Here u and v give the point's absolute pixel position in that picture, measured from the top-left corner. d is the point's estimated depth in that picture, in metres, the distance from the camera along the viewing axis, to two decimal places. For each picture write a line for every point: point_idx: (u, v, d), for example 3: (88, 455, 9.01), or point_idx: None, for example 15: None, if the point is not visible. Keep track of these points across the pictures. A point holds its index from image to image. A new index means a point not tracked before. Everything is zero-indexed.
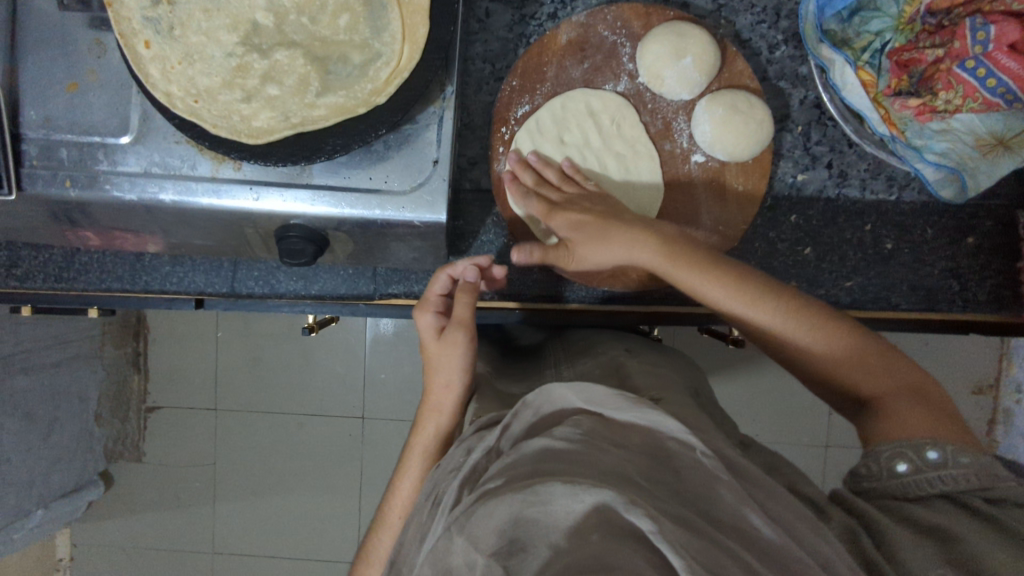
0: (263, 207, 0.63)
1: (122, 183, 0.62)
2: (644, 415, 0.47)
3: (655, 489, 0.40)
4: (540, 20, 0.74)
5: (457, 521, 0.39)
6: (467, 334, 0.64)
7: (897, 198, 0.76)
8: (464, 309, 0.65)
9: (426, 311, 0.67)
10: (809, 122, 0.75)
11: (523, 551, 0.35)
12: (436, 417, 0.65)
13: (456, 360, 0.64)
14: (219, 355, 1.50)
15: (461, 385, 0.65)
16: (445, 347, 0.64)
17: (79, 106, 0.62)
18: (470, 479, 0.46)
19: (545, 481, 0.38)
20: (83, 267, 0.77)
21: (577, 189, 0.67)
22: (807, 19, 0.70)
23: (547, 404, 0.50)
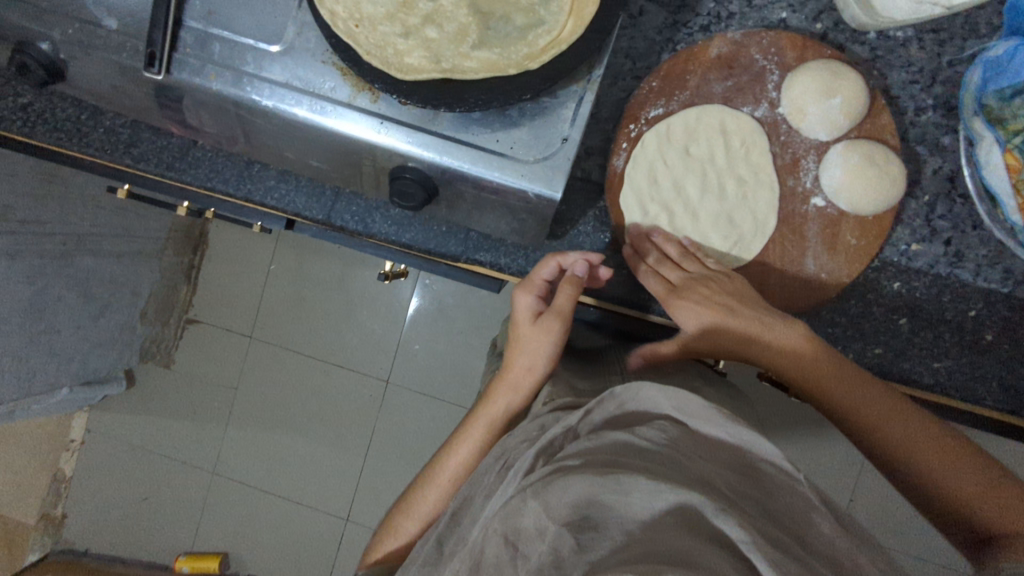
0: (389, 142, 0.63)
1: (263, 89, 0.63)
2: (740, 434, 0.43)
3: (744, 506, 0.38)
4: (692, 30, 0.74)
5: (533, 487, 0.39)
6: (563, 326, 0.63)
7: (1011, 292, 0.72)
8: (566, 299, 0.64)
9: (528, 291, 0.66)
10: (937, 195, 0.73)
11: (595, 530, 0.36)
12: (510, 396, 0.63)
13: (545, 349, 0.63)
14: (270, 285, 1.53)
15: (543, 374, 0.63)
16: (537, 333, 0.63)
17: (241, 6, 0.63)
18: (546, 452, 0.44)
19: (626, 472, 0.37)
20: (194, 161, 0.78)
21: (698, 265, 0.69)
22: (967, 89, 0.69)
23: (634, 400, 0.47)
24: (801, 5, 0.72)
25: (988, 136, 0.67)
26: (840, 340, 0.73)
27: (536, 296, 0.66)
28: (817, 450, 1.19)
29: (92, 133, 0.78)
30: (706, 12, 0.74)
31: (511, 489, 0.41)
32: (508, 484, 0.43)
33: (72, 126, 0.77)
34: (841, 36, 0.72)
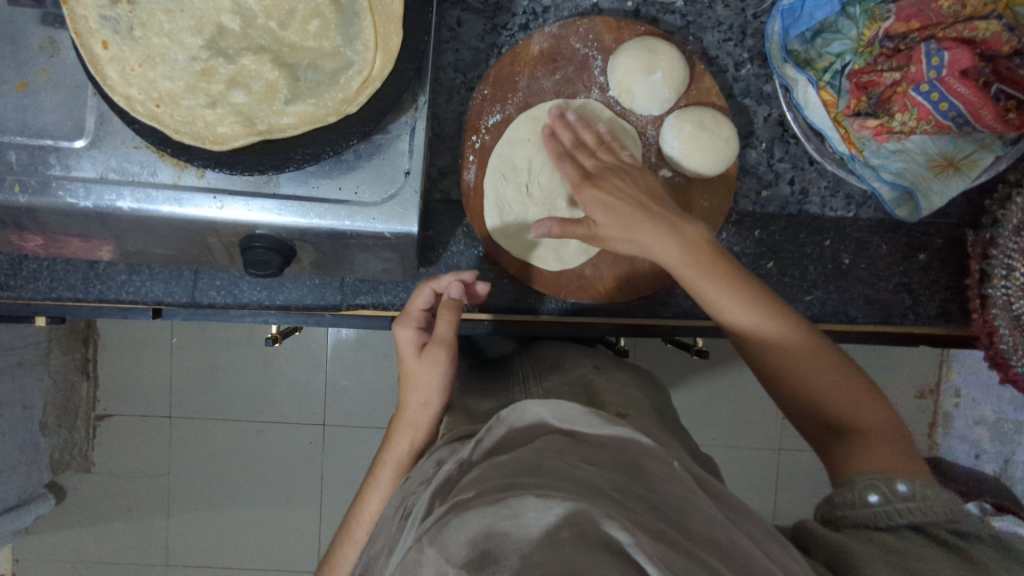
0: (228, 216, 0.61)
1: (77, 189, 0.59)
2: (617, 431, 0.47)
3: (629, 502, 0.41)
4: (513, 31, 0.74)
5: (429, 533, 0.38)
6: (449, 354, 0.65)
7: (855, 215, 0.78)
8: (448, 326, 0.65)
9: (407, 325, 0.67)
10: (772, 139, 0.77)
11: (496, 562, 0.34)
12: (412, 434, 0.64)
13: (434, 382, 0.64)
14: (174, 361, 1.46)
15: (438, 406, 0.65)
16: (425, 367, 0.64)
17: (30, 107, 0.59)
18: (441, 491, 0.45)
19: (517, 494, 0.38)
20: (31, 275, 0.73)
21: (611, 155, 0.66)
22: (772, 39, 0.73)
23: (520, 420, 0.50)
24: None
25: (799, 78, 0.72)
26: None
27: (416, 327, 0.67)
28: (739, 385, 1.25)
29: None
30: (522, 11, 0.74)
31: (412, 540, 0.41)
32: (411, 532, 0.43)
33: None
34: (652, 9, 0.75)
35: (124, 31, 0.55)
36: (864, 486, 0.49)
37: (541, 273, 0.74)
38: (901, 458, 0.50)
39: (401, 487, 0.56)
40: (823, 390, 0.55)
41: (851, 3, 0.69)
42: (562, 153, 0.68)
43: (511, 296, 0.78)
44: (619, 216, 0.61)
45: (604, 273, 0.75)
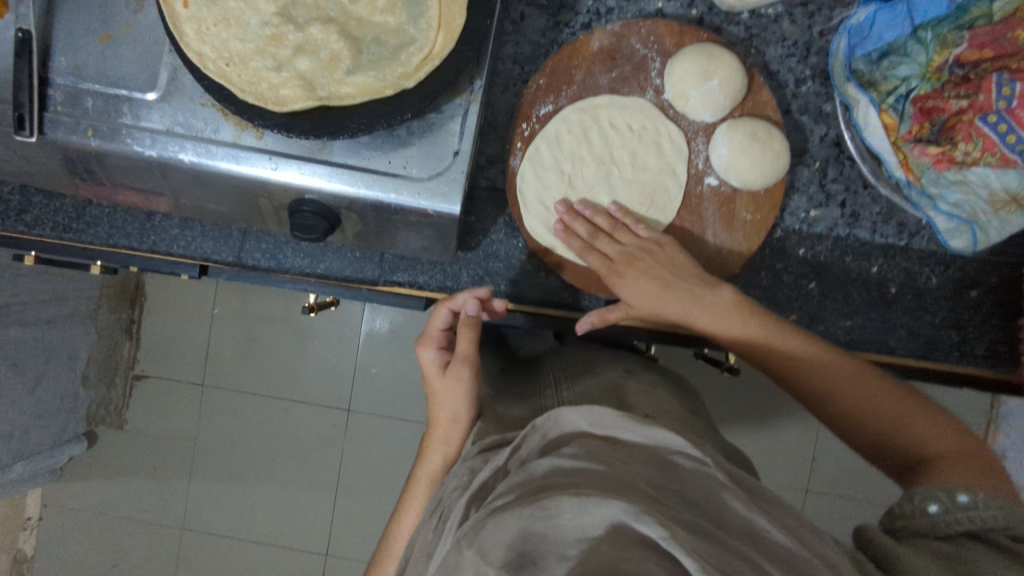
0: (280, 177, 0.63)
1: (144, 138, 0.62)
2: (650, 434, 0.46)
3: (667, 501, 0.40)
4: (575, 28, 0.75)
5: (468, 534, 0.40)
6: (471, 371, 0.65)
7: (906, 244, 0.75)
8: (467, 345, 0.65)
9: (428, 346, 0.68)
10: (826, 160, 0.75)
11: (535, 563, 0.35)
12: (444, 450, 0.64)
13: (460, 398, 0.64)
14: (213, 330, 1.50)
15: (468, 419, 0.65)
16: (449, 383, 0.65)
17: (110, 57, 0.62)
18: (477, 497, 0.46)
19: (552, 495, 0.38)
20: (92, 220, 0.76)
21: (630, 236, 0.69)
22: (838, 56, 0.72)
23: (554, 427, 0.49)
24: None
25: (862, 98, 0.71)
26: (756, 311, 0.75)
27: (436, 348, 0.67)
28: (770, 417, 1.22)
29: None
30: (585, 10, 0.75)
31: (453, 539, 0.41)
32: (451, 532, 0.44)
33: None
34: (716, 18, 0.74)
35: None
36: (923, 496, 0.49)
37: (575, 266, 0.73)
38: (973, 474, 0.50)
39: (440, 486, 0.56)
40: (885, 427, 0.58)
41: (925, 27, 0.66)
42: (579, 243, 0.70)
43: (542, 290, 0.76)
44: (663, 276, 0.66)
45: None
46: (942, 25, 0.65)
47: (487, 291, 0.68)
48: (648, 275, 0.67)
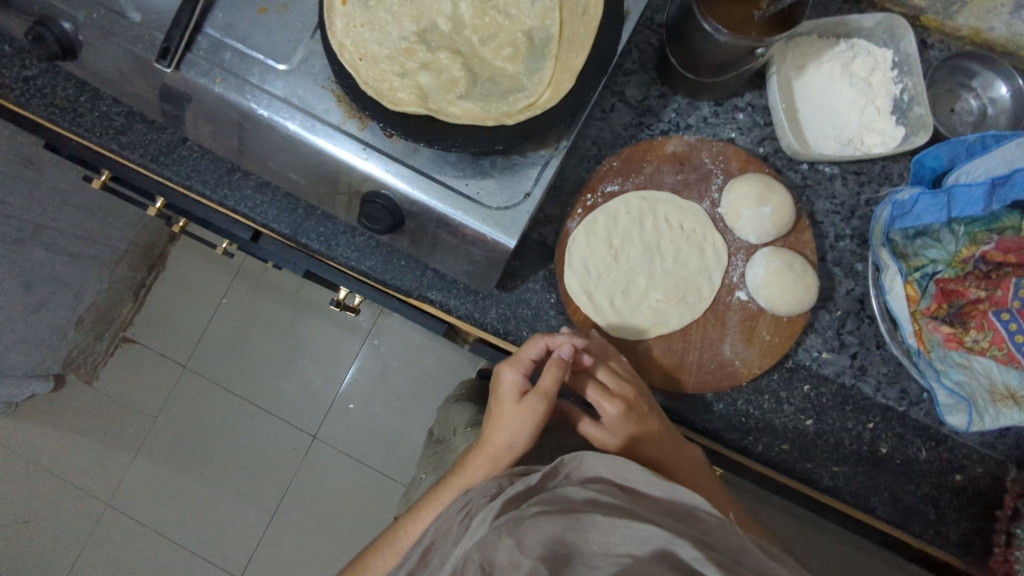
0: (366, 167, 0.69)
1: (263, 98, 0.69)
2: (669, 490, 0.49)
3: (694, 542, 0.45)
4: (654, 132, 0.84)
5: (508, 524, 0.47)
6: (547, 408, 0.66)
7: (905, 411, 0.78)
8: (552, 384, 0.66)
9: (514, 369, 0.68)
10: (847, 311, 0.80)
11: (565, 564, 0.43)
12: (487, 469, 0.66)
13: (525, 429, 0.65)
14: None
15: (522, 450, 0.66)
16: (521, 413, 0.66)
17: (258, 25, 0.70)
18: (507, 505, 0.50)
19: (587, 513, 0.46)
20: (179, 158, 0.82)
21: (619, 365, 0.72)
22: (877, 222, 0.77)
23: (580, 468, 0.53)
24: (748, 129, 0.84)
25: (892, 265, 0.76)
26: (751, 430, 0.78)
27: (520, 373, 0.68)
28: None
29: (85, 114, 0.81)
30: (667, 119, 0.84)
31: (486, 527, 0.48)
32: (479, 528, 0.48)
33: (68, 105, 0.81)
34: (779, 161, 0.83)
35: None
36: None
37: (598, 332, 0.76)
38: None
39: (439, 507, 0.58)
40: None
41: (958, 222, 0.76)
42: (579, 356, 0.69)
43: None
44: (642, 419, 0.68)
45: (654, 354, 0.75)
46: (973, 223, 0.76)
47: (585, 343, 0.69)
48: (634, 413, 0.68)
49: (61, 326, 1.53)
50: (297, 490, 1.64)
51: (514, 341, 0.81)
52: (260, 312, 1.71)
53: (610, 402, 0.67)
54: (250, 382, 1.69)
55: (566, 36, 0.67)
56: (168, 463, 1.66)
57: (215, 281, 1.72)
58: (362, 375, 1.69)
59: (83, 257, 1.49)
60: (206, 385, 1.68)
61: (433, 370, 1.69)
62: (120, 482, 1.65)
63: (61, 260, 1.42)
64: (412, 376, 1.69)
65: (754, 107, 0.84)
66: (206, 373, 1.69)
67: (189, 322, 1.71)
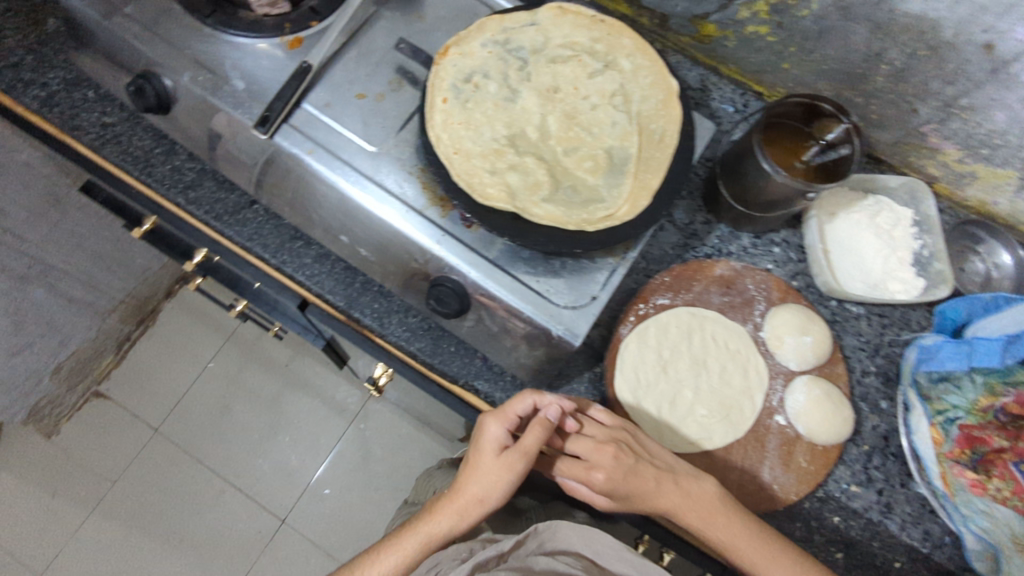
0: (440, 251, 0.71)
1: (352, 175, 0.71)
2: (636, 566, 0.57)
3: None
4: (699, 254, 0.88)
5: None
6: (527, 467, 0.66)
7: (929, 553, 0.80)
8: (535, 442, 0.66)
9: (500, 422, 0.68)
10: (873, 447, 0.83)
11: None
12: (453, 519, 0.66)
13: (501, 485, 0.66)
14: None
15: (494, 505, 0.66)
16: (500, 468, 0.66)
17: (356, 108, 0.73)
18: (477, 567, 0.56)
19: None
20: (242, 220, 0.83)
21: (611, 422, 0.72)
22: (907, 364, 0.84)
23: (551, 537, 0.60)
24: (783, 262, 0.89)
25: (918, 406, 0.81)
26: None
27: (505, 426, 0.67)
28: None
29: (157, 166, 0.84)
30: (711, 244, 0.89)
31: None
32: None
33: (142, 155, 0.84)
34: (811, 295, 0.89)
35: (462, 101, 0.73)
36: None
37: None
38: None
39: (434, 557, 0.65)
40: None
41: (979, 371, 0.77)
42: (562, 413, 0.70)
43: None
44: (626, 464, 0.67)
45: (697, 472, 0.76)
46: (991, 374, 0.76)
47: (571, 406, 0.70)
48: (619, 456, 0.67)
49: (37, 371, 1.45)
50: None
51: None
52: (246, 381, 1.66)
53: (582, 445, 0.69)
54: (223, 453, 1.60)
55: (644, 158, 0.72)
56: (116, 534, 1.52)
57: (206, 343, 1.67)
58: (342, 460, 1.62)
59: (79, 303, 1.44)
60: (175, 451, 1.59)
61: (417, 463, 1.62)
62: (58, 550, 1.50)
63: (58, 302, 1.37)
64: (394, 467, 1.62)
65: (788, 243, 0.90)
66: (177, 440, 1.60)
67: (171, 382, 1.64)
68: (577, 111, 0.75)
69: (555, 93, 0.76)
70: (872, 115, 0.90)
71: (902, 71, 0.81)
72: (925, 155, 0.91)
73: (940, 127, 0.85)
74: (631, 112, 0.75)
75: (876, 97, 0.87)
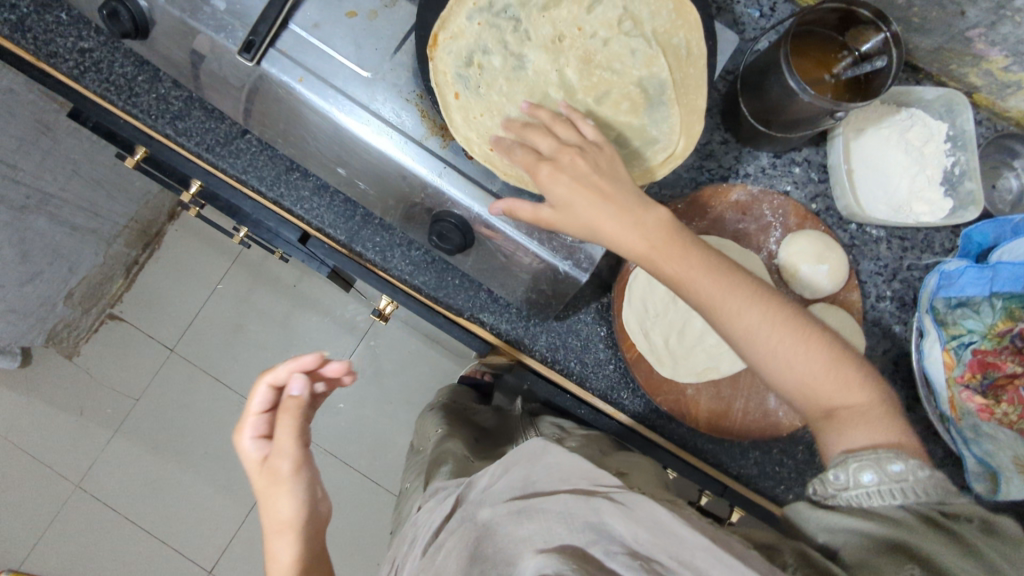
0: (440, 185, 0.68)
1: (346, 105, 0.66)
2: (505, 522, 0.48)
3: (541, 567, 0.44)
4: (713, 177, 0.85)
5: None
6: (291, 463, 0.58)
7: None
8: (288, 432, 0.58)
9: (244, 437, 0.61)
10: (882, 372, 0.84)
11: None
12: (281, 540, 0.58)
13: (283, 498, 0.58)
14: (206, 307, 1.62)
15: (295, 522, 0.58)
16: (272, 488, 0.58)
17: (347, 28, 0.67)
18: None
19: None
20: (236, 151, 0.81)
21: None
22: (923, 290, 0.81)
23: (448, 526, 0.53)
24: (803, 183, 0.86)
25: (933, 332, 0.79)
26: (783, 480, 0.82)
27: (258, 439, 0.61)
28: None
29: (142, 95, 0.80)
30: (728, 166, 0.85)
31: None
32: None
33: (125, 84, 0.80)
34: (829, 218, 0.85)
35: (475, 24, 0.65)
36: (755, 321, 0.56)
37: (651, 370, 0.77)
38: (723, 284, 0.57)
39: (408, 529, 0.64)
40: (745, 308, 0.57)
41: (999, 295, 0.78)
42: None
43: (607, 380, 0.82)
44: None
45: (701, 400, 0.77)
46: (1012, 299, 0.77)
47: (308, 358, 0.60)
48: None
49: (48, 299, 1.45)
50: None
51: (560, 370, 0.82)
52: (256, 302, 1.66)
53: None
54: (239, 371, 1.64)
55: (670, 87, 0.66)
56: (144, 448, 1.60)
57: (212, 265, 1.66)
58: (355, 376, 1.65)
59: (83, 229, 1.43)
60: (192, 371, 1.63)
61: (429, 376, 1.66)
62: (90, 464, 1.58)
63: (61, 231, 1.36)
64: (406, 381, 1.65)
65: (810, 162, 0.86)
66: (194, 359, 1.63)
67: (180, 305, 1.64)
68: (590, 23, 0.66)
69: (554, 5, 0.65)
70: (914, 18, 0.81)
71: None
72: (968, 62, 0.83)
73: (989, 32, 0.76)
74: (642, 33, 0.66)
75: None
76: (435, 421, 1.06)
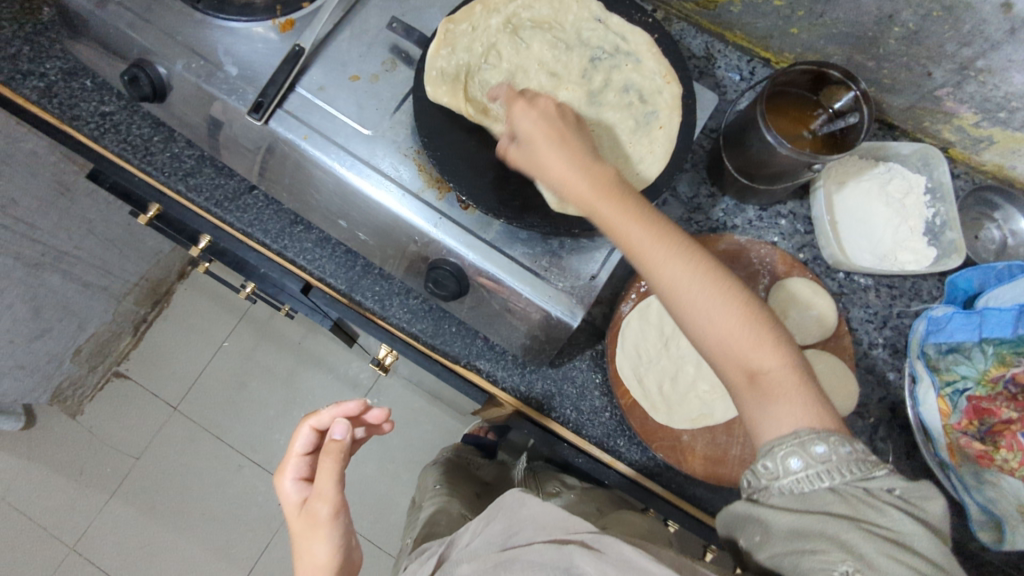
0: (437, 234, 0.70)
1: (349, 161, 0.70)
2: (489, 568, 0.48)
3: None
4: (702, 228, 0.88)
5: None
6: (329, 508, 0.56)
7: None
8: (324, 475, 0.57)
9: (286, 477, 0.62)
10: (880, 419, 0.84)
11: None
12: None
13: (315, 546, 0.55)
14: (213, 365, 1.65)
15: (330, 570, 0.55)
16: (306, 531, 0.56)
17: (350, 90, 0.72)
18: None
19: None
20: (245, 206, 0.85)
21: None
22: (914, 335, 0.82)
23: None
24: (790, 234, 0.88)
25: (927, 377, 0.79)
26: None
27: (299, 479, 0.62)
28: None
29: (157, 154, 0.85)
30: (716, 218, 0.88)
31: None
32: None
33: (141, 143, 0.85)
34: (818, 267, 0.88)
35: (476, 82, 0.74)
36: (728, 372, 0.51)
37: (646, 417, 0.77)
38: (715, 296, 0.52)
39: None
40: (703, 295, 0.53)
41: (989, 341, 0.78)
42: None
43: (604, 428, 0.82)
44: None
45: (697, 446, 0.77)
46: (1003, 344, 0.77)
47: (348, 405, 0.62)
48: None
49: (56, 355, 1.47)
50: (275, 548, 1.57)
51: (556, 418, 0.82)
52: (261, 360, 1.67)
53: None
54: (240, 429, 1.63)
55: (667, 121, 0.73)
56: (142, 509, 1.58)
57: (220, 323, 1.69)
58: None
59: (94, 286, 1.47)
60: (194, 430, 1.63)
61: (431, 435, 1.64)
62: (86, 525, 1.56)
63: (73, 287, 1.40)
64: (408, 440, 1.64)
65: (795, 215, 0.89)
66: (197, 417, 1.63)
67: (185, 363, 1.66)
68: (561, 83, 0.76)
69: (525, 74, 0.76)
70: (885, 80, 0.86)
71: (915, 34, 0.76)
72: (940, 119, 0.87)
73: (955, 91, 0.81)
74: (605, 82, 0.76)
75: (887, 60, 0.82)
76: (435, 476, 1.05)
